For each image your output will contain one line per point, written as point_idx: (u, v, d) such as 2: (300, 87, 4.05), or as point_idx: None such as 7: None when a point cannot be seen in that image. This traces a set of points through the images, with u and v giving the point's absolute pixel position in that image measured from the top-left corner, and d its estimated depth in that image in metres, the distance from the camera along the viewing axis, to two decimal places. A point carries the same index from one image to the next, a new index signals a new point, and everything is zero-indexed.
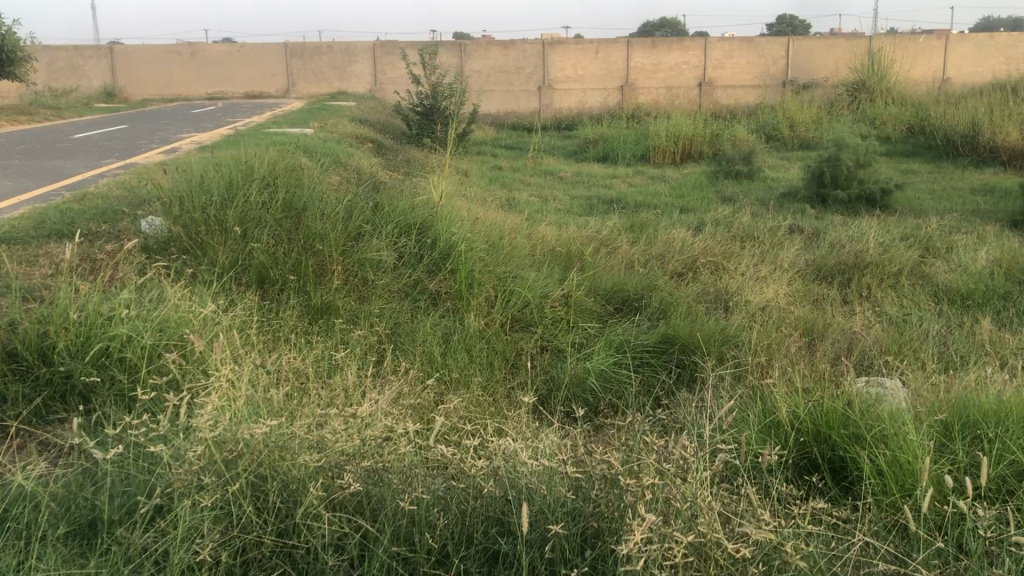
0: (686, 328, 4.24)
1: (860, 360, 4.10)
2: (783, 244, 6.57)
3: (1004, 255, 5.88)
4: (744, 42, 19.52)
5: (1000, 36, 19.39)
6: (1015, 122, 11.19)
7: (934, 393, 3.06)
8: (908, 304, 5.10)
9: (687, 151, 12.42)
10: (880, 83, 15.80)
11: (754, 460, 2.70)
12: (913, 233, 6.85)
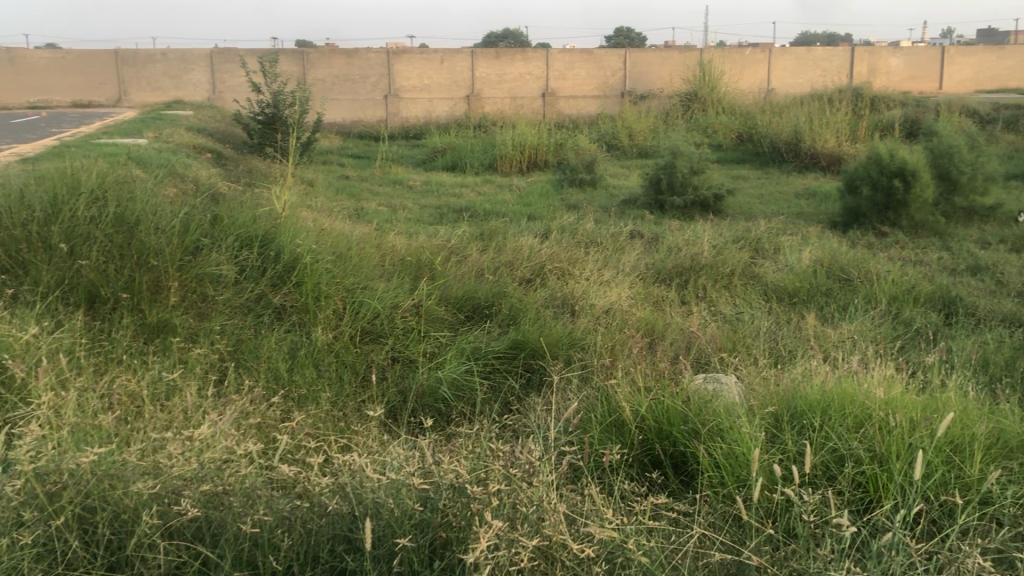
0: (535, 333, 4.30)
1: (698, 358, 4.29)
2: (624, 249, 6.79)
3: (825, 255, 6.29)
4: (584, 54, 20.10)
5: (816, 50, 20.78)
6: (832, 131, 12.00)
7: (766, 386, 3.23)
8: (741, 303, 5.37)
9: (532, 160, 12.64)
10: (711, 94, 16.59)
11: (599, 460, 2.77)
12: (744, 235, 7.22)
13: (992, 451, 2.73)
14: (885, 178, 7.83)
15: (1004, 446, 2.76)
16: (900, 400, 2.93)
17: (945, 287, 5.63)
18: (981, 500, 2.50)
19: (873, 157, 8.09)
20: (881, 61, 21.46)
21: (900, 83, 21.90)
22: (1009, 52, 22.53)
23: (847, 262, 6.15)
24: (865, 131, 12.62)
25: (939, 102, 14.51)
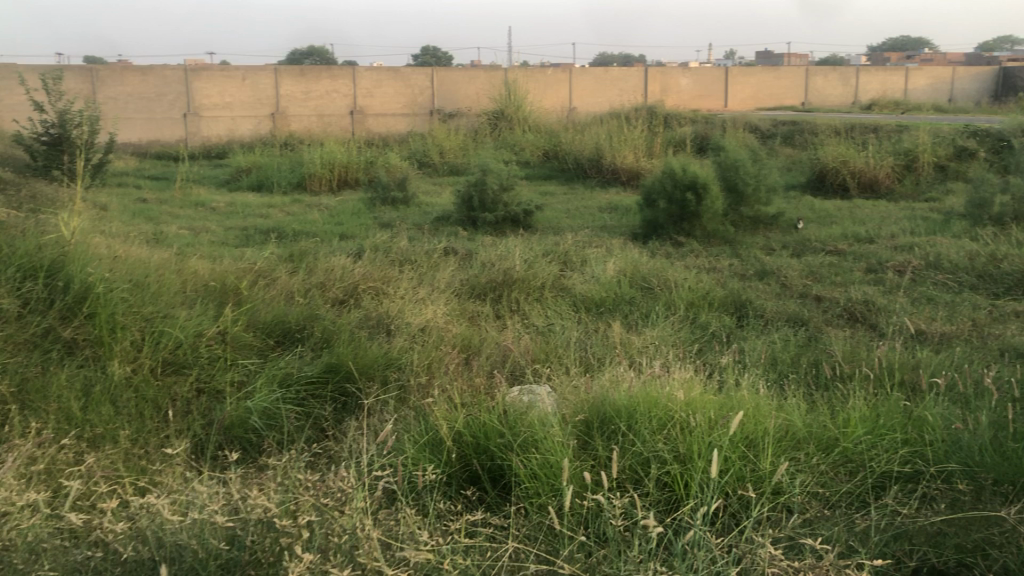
0: (349, 355, 4.22)
1: (512, 371, 4.36)
2: (438, 266, 6.81)
3: (628, 265, 6.57)
4: (391, 73, 20.18)
5: (614, 70, 21.73)
6: (631, 147, 12.58)
7: (577, 394, 3.32)
8: (552, 315, 5.52)
9: (342, 178, 12.46)
10: (517, 112, 17.01)
11: (415, 481, 2.74)
12: (553, 249, 7.42)
13: (783, 443, 2.93)
14: (679, 191, 8.27)
15: (792, 438, 2.98)
16: (699, 399, 3.09)
17: (737, 291, 6.01)
18: (773, 490, 2.68)
19: (668, 171, 8.53)
20: (672, 79, 22.77)
21: (690, 101, 23.31)
22: (783, 72, 24.50)
23: (648, 271, 6.45)
24: (660, 147, 13.31)
25: (725, 119, 15.54)
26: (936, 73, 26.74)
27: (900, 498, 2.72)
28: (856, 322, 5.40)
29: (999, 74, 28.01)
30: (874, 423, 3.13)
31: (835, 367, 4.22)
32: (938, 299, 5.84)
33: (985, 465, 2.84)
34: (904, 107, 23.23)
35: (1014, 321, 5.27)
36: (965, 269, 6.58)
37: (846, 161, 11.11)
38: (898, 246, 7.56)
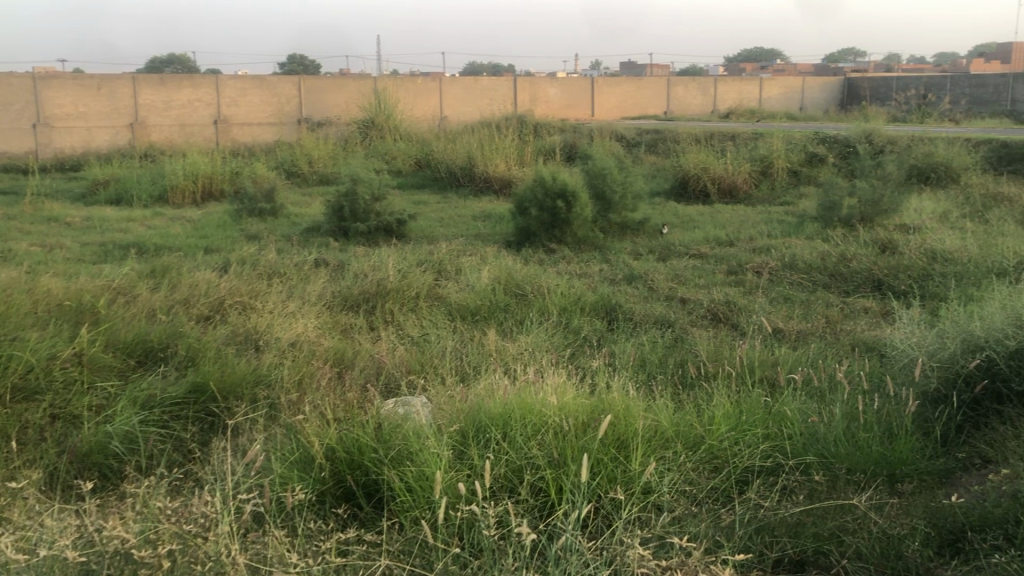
0: (216, 374, 4.07)
1: (386, 384, 4.31)
2: (309, 279, 6.67)
3: (501, 273, 6.61)
4: (256, 81, 19.75)
5: (483, 80, 21.88)
6: (502, 156, 12.68)
7: (452, 405, 3.32)
8: (426, 325, 5.49)
9: (207, 190, 12.06)
10: (387, 121, 16.88)
11: (287, 501, 2.67)
12: (426, 258, 7.39)
13: (653, 444, 3.01)
14: (549, 199, 8.38)
15: (662, 437, 3.06)
16: (572, 404, 3.13)
17: (607, 295, 6.13)
18: (644, 491, 2.74)
19: (538, 179, 8.63)
20: (541, 89, 23.13)
21: (559, 111, 23.71)
22: (647, 82, 25.29)
23: (521, 278, 6.50)
24: (530, 155, 13.47)
25: (593, 128, 15.87)
26: (788, 83, 28.25)
27: (763, 492, 2.84)
28: (719, 322, 5.60)
29: (844, 83, 29.79)
30: (738, 420, 3.25)
31: (702, 367, 4.36)
32: (794, 298, 6.13)
33: (839, 456, 2.99)
34: (759, 115, 24.37)
35: (864, 317, 5.58)
36: (818, 269, 6.93)
37: (708, 168, 11.54)
38: (757, 249, 7.90)
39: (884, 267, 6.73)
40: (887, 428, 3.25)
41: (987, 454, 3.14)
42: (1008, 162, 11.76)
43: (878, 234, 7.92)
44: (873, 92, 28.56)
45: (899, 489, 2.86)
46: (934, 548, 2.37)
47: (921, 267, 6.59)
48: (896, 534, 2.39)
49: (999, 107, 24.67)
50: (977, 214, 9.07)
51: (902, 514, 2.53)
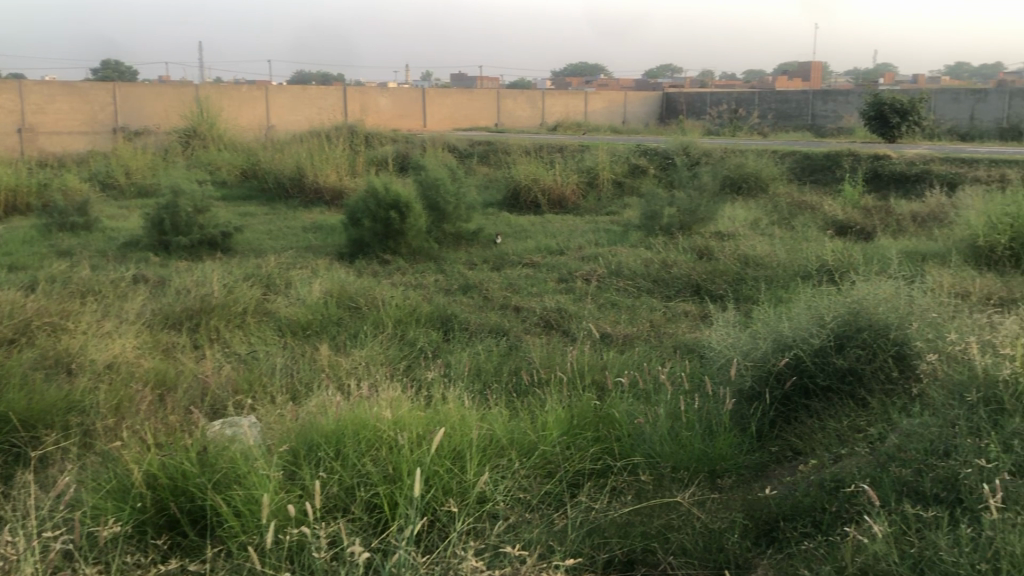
0: (21, 402, 3.76)
1: (213, 405, 4.13)
2: (127, 296, 6.31)
3: (334, 285, 6.48)
4: (65, 87, 18.45)
5: (310, 89, 21.47)
6: (333, 166, 12.47)
7: (282, 425, 3.21)
8: (255, 342, 5.31)
9: (10, 204, 11.19)
10: (211, 130, 16.26)
11: (101, 536, 2.50)
12: (255, 272, 7.16)
13: (487, 453, 3.03)
14: (382, 210, 8.30)
15: (496, 446, 3.08)
16: (407, 417, 3.10)
17: (441, 306, 6.14)
18: (479, 500, 2.75)
19: (370, 190, 8.54)
20: (371, 99, 22.93)
21: (391, 121, 23.58)
22: (476, 93, 25.60)
23: (353, 290, 6.40)
24: (362, 165, 13.31)
25: (424, 139, 15.89)
26: (611, 97, 29.35)
27: (594, 494, 2.91)
28: (551, 329, 5.72)
29: (663, 98, 31.24)
30: (569, 425, 3.32)
31: (534, 375, 4.44)
32: (621, 304, 6.34)
33: (665, 455, 3.11)
34: (586, 128, 25.17)
35: (685, 320, 5.86)
36: (643, 275, 7.21)
37: (537, 179, 11.79)
38: (585, 257, 8.13)
39: (703, 272, 7.08)
40: (708, 425, 3.41)
41: (797, 447, 3.36)
42: (809, 173, 12.67)
43: (696, 242, 8.34)
44: (689, 107, 30.11)
45: (719, 484, 3.00)
46: (751, 538, 2.49)
47: (735, 272, 6.98)
48: (717, 528, 2.51)
49: (801, 121, 26.58)
50: (784, 221, 9.72)
51: (721, 508, 2.66)
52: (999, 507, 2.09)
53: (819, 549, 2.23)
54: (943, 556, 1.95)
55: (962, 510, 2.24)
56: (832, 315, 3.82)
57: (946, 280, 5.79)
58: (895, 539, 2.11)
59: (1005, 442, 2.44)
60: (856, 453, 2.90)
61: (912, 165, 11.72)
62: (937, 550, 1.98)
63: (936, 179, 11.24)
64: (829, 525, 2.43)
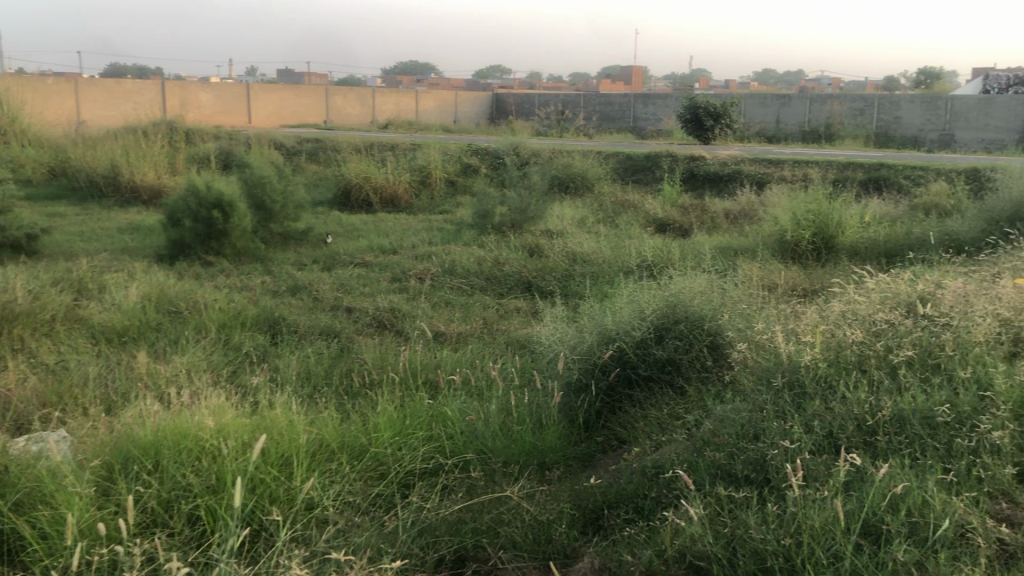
0: None
1: (17, 421, 3.82)
2: None
3: (152, 289, 6.15)
4: None
5: (125, 83, 20.22)
6: (150, 164, 11.84)
7: (94, 439, 3.02)
8: (66, 351, 4.96)
9: None
10: (11, 124, 15.02)
11: None
12: (64, 276, 6.68)
13: (316, 458, 2.96)
14: (204, 210, 7.95)
15: (325, 450, 3.03)
16: (231, 424, 2.99)
17: (268, 308, 5.95)
18: (306, 507, 2.68)
19: (191, 189, 8.16)
20: (192, 94, 21.95)
21: (214, 116, 22.63)
22: (304, 90, 25.00)
23: (174, 295, 6.09)
24: (183, 163, 12.71)
25: (249, 136, 15.36)
26: (441, 96, 29.39)
27: (425, 494, 2.90)
28: (384, 329, 5.66)
29: (492, 98, 31.59)
30: (401, 425, 3.30)
31: (366, 376, 4.38)
32: (454, 302, 6.37)
33: (496, 451, 3.15)
34: (416, 126, 25.10)
35: (517, 317, 5.94)
36: (475, 273, 7.27)
37: (368, 177, 11.65)
38: (418, 256, 8.10)
39: (533, 270, 7.21)
40: (538, 419, 3.48)
41: (622, 436, 3.48)
42: (632, 172, 13.15)
43: (526, 240, 8.48)
44: (518, 107, 30.59)
45: (548, 476, 3.07)
46: (579, 528, 2.56)
47: (564, 269, 7.16)
48: (546, 520, 2.55)
49: (624, 123, 27.59)
50: (609, 220, 10.04)
51: (549, 500, 2.71)
52: (799, 485, 2.24)
53: (641, 534, 2.31)
54: (752, 533, 2.06)
55: (769, 489, 2.37)
56: (652, 308, 3.98)
57: (757, 273, 6.16)
58: (711, 520, 2.22)
59: (807, 424, 2.63)
60: (676, 440, 3.04)
61: (725, 165, 12.39)
62: (747, 529, 2.10)
63: (746, 178, 11.92)
64: (649, 510, 2.53)
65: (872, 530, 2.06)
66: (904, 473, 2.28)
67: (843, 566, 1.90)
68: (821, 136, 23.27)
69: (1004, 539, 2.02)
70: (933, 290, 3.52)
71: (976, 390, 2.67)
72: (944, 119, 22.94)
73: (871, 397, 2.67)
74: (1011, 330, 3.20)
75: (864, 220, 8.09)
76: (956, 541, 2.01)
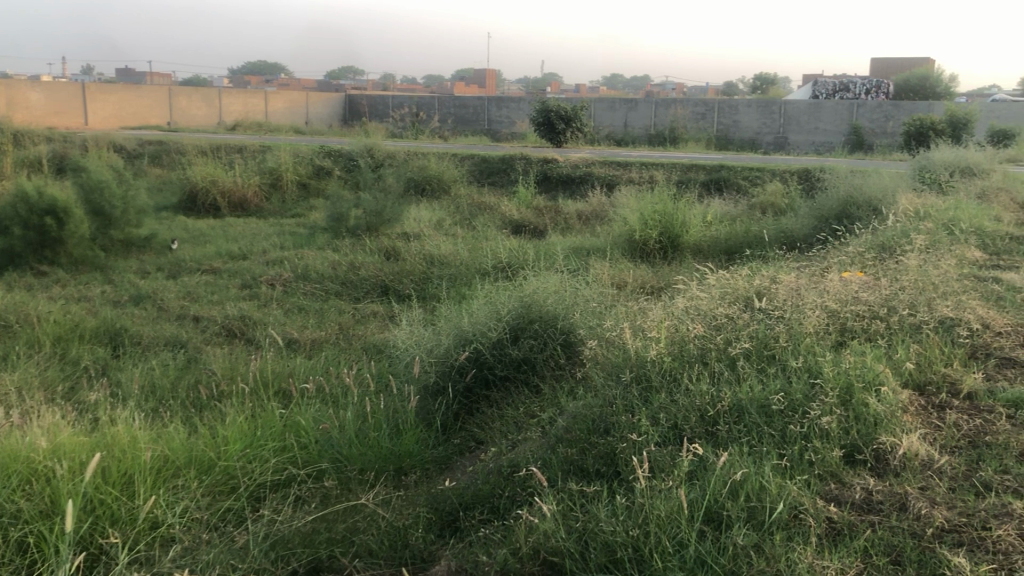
0: None
1: None
2: None
3: None
4: None
5: None
6: None
7: None
8: None
9: None
10: None
11: None
12: None
13: (160, 475, 2.84)
14: (35, 217, 7.48)
15: (171, 467, 2.91)
16: (68, 443, 2.83)
17: (109, 320, 5.65)
18: (149, 527, 2.57)
19: (20, 194, 7.65)
20: (20, 93, 20.56)
21: (47, 118, 21.26)
22: (145, 90, 23.87)
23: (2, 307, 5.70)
24: (11, 166, 11.90)
25: (85, 138, 14.54)
26: (291, 97, 28.72)
27: (277, 506, 2.83)
28: (235, 337, 5.48)
29: (344, 100, 31.10)
30: (253, 437, 3.20)
31: (216, 388, 4.22)
32: (308, 308, 6.24)
33: (351, 458, 3.10)
34: (266, 128, 24.44)
35: (373, 321, 5.88)
36: (330, 278, 7.14)
37: (215, 180, 11.25)
38: (270, 261, 7.88)
39: (389, 273, 7.15)
40: (395, 424, 3.45)
41: (479, 437, 3.50)
42: (487, 175, 13.24)
43: (381, 243, 8.40)
44: (371, 109, 30.26)
45: (404, 480, 3.05)
46: (435, 531, 2.55)
47: (421, 272, 7.14)
48: (401, 525, 2.53)
49: (478, 126, 27.82)
50: (466, 222, 10.08)
51: (405, 505, 2.69)
52: (646, 476, 2.32)
53: (496, 534, 2.33)
54: (603, 526, 2.11)
55: (619, 481, 2.44)
56: (507, 309, 4.04)
57: (609, 273, 6.33)
58: (563, 516, 2.26)
59: (654, 417, 2.72)
60: (531, 439, 3.08)
61: (577, 168, 12.66)
62: (597, 522, 2.15)
63: (597, 180, 12.23)
64: (504, 509, 2.55)
65: (714, 516, 2.15)
66: (742, 460, 2.40)
67: (688, 553, 1.97)
68: (666, 138, 24.19)
69: (833, 517, 2.16)
70: (769, 285, 3.72)
71: (806, 378, 2.84)
72: (778, 122, 24.37)
73: (711, 388, 2.79)
74: (838, 321, 3.42)
75: (707, 219, 8.45)
76: (790, 522, 2.13)
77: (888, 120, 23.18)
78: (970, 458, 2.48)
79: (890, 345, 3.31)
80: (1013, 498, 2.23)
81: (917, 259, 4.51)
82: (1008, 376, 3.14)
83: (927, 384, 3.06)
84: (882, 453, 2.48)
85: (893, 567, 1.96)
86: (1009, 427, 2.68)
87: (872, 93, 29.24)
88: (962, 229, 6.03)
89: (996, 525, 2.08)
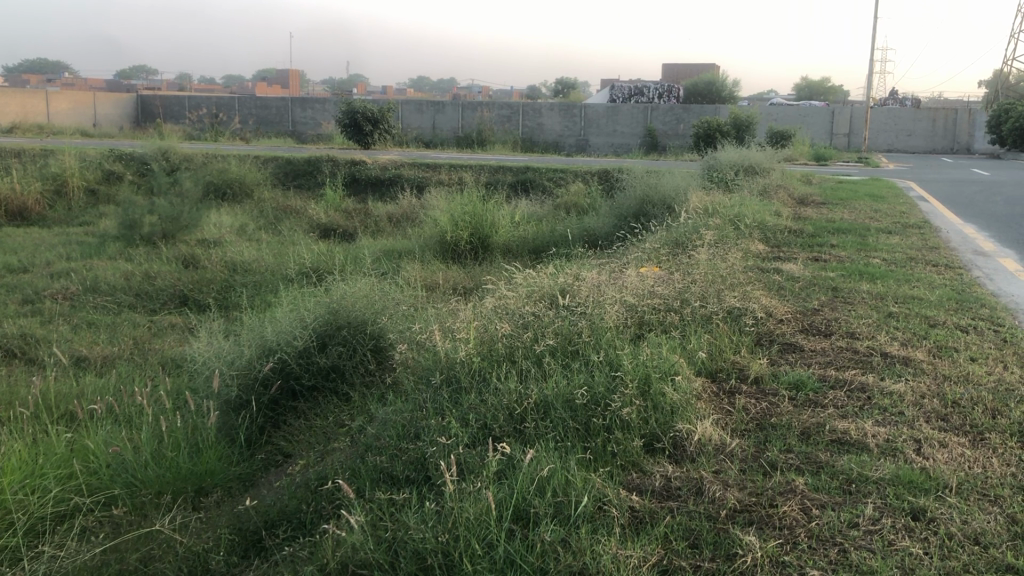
0: None
1: None
2: None
3: None
4: None
5: None
6: None
7: None
8: None
9: None
10: None
11: None
12: None
13: None
14: None
15: None
16: None
17: None
18: None
19: None
20: None
21: None
22: None
23: None
24: None
25: None
26: (76, 97, 26.68)
27: (61, 541, 2.62)
28: (14, 358, 5.03)
29: (136, 101, 29.33)
30: (33, 466, 2.95)
31: None
32: (98, 322, 5.82)
33: (147, 481, 2.91)
34: (49, 132, 22.63)
35: (171, 334, 5.57)
36: (123, 289, 6.69)
37: None
38: (55, 273, 7.30)
39: (187, 283, 6.81)
40: (193, 442, 3.26)
41: (286, 449, 3.38)
42: (292, 177, 12.86)
43: (179, 251, 7.97)
44: (166, 110, 28.70)
45: (204, 502, 2.89)
46: (239, 552, 2.43)
47: (222, 281, 6.83)
48: (201, 549, 2.40)
49: (281, 128, 27.08)
50: (270, 226, 9.76)
51: (205, 529, 2.56)
52: (454, 479, 2.31)
53: (303, 551, 2.25)
54: (412, 534, 2.07)
55: (428, 486, 2.41)
56: (313, 316, 3.96)
57: (420, 276, 6.30)
58: (372, 526, 2.21)
59: (463, 418, 2.72)
60: (340, 448, 3.01)
61: (385, 169, 12.55)
62: (406, 530, 2.11)
63: (406, 182, 12.18)
64: (312, 523, 2.46)
65: (523, 514, 2.17)
66: (549, 457, 2.45)
67: (496, 553, 1.98)
68: (474, 141, 24.46)
69: (635, 506, 2.24)
70: (572, 282, 3.82)
71: (608, 371, 2.93)
72: (579, 125, 25.26)
73: (518, 386, 2.83)
74: (636, 315, 3.57)
75: (515, 220, 8.58)
76: (595, 514, 2.18)
77: (680, 122, 24.71)
78: (757, 440, 2.64)
79: (684, 336, 3.49)
80: (796, 474, 2.39)
81: (707, 255, 4.76)
82: (789, 360, 3.37)
83: (718, 371, 3.24)
84: (679, 440, 2.60)
85: (691, 550, 2.04)
86: (792, 408, 2.88)
87: (664, 97, 30.89)
88: (747, 225, 6.45)
89: (781, 502, 2.23)
